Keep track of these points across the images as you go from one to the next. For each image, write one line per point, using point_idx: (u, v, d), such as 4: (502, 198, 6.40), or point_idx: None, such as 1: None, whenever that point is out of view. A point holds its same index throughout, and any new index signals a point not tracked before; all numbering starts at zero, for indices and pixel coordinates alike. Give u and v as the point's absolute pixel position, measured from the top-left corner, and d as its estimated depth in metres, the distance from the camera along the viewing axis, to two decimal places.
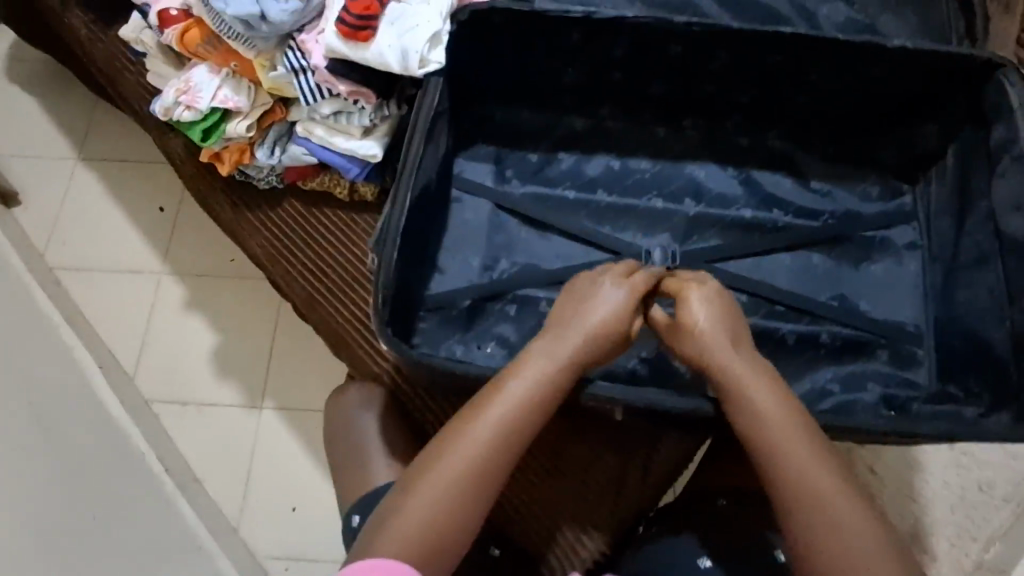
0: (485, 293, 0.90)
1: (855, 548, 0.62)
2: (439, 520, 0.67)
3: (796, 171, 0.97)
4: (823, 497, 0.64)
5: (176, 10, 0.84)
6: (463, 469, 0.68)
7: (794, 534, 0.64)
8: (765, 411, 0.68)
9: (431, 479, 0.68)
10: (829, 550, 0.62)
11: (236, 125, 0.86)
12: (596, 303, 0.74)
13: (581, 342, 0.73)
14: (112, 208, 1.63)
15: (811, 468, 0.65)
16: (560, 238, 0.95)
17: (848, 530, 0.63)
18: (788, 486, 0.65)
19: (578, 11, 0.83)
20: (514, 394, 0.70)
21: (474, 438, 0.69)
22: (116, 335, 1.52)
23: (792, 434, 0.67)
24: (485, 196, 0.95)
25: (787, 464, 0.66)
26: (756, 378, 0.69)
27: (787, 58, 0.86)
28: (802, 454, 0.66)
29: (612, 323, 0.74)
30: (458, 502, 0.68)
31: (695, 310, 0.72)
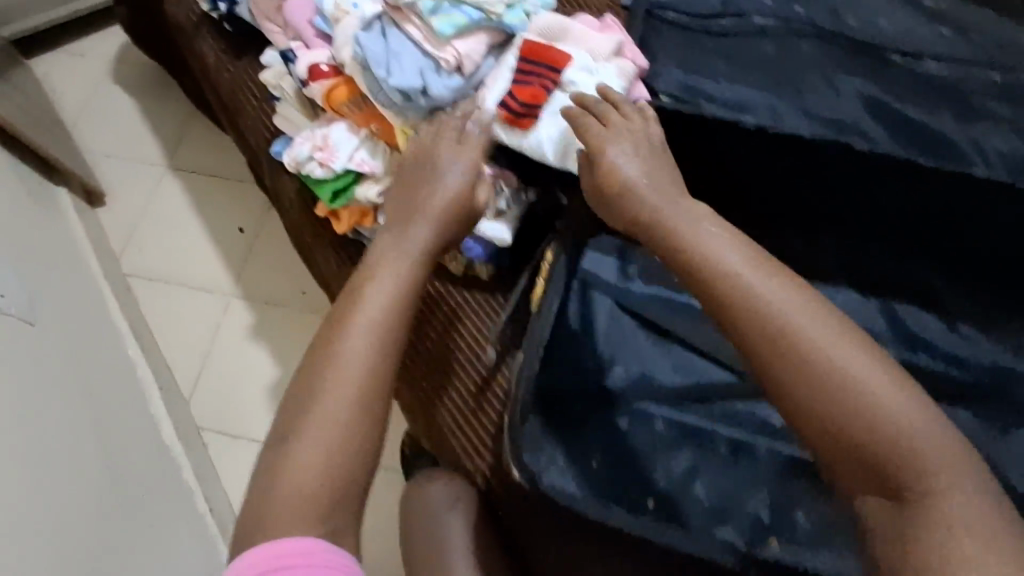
0: (596, 401, 0.83)
1: (901, 423, 0.53)
2: (332, 455, 0.59)
3: (945, 314, 0.89)
4: (846, 370, 0.55)
5: (327, 65, 0.82)
6: (350, 395, 0.61)
7: (829, 436, 0.54)
8: (762, 297, 0.58)
9: (318, 413, 0.60)
10: (869, 433, 0.53)
11: (367, 190, 0.81)
12: (432, 186, 0.69)
13: (419, 242, 0.68)
14: (192, 221, 1.62)
15: (818, 340, 0.56)
16: (681, 349, 0.88)
17: (872, 379, 0.54)
18: (806, 378, 0.55)
19: (749, 124, 0.78)
20: (379, 295, 0.65)
21: (350, 353, 0.62)
22: (177, 352, 1.48)
23: (788, 301, 0.58)
24: (606, 293, 0.89)
25: (793, 353, 0.56)
26: (730, 248, 0.61)
27: (965, 204, 0.79)
28: (809, 326, 0.57)
29: (440, 213, 0.68)
30: (348, 429, 0.60)
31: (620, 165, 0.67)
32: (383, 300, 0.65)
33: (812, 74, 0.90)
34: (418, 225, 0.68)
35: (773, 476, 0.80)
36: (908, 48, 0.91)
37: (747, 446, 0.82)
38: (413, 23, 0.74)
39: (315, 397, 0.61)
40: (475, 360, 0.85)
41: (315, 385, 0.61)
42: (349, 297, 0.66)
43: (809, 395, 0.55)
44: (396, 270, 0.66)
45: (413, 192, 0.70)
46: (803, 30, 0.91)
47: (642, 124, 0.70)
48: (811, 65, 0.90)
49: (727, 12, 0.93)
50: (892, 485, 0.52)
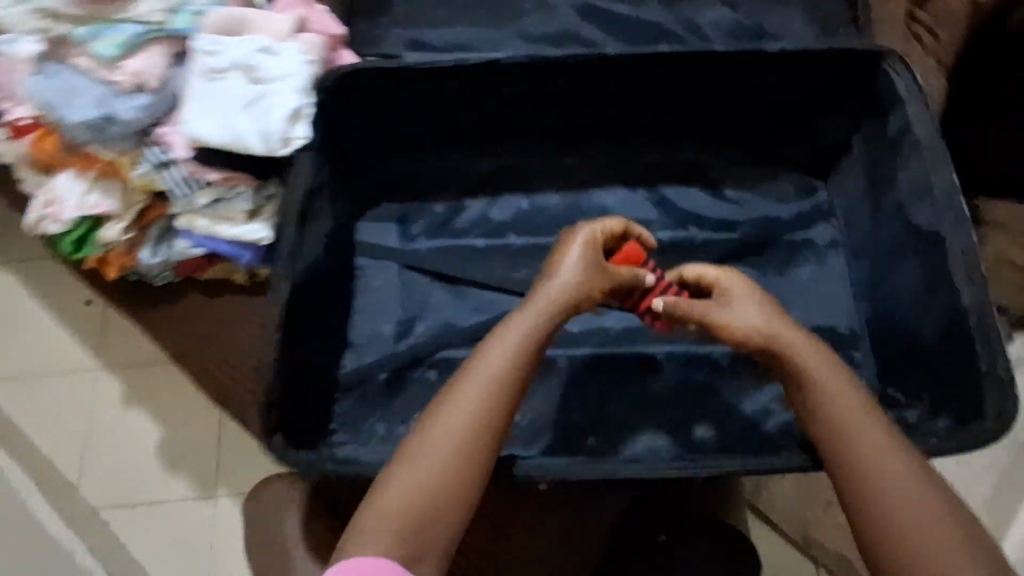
0: (403, 364, 0.85)
1: (926, 515, 0.50)
2: (424, 499, 0.52)
3: (711, 181, 0.94)
4: (888, 460, 0.53)
5: (25, 119, 0.79)
6: (453, 439, 0.54)
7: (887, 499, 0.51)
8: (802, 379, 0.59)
9: (424, 444, 0.54)
10: (906, 511, 0.50)
11: (110, 229, 0.81)
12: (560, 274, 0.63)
13: (568, 290, 0.62)
14: (37, 309, 1.56)
15: (866, 433, 0.55)
16: (475, 289, 0.90)
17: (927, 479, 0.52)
18: (848, 455, 0.54)
19: (448, 61, 0.78)
20: (502, 352, 0.58)
21: (467, 394, 0.55)
22: (55, 441, 1.44)
23: (838, 382, 0.58)
24: (392, 258, 0.90)
25: (824, 416, 0.57)
26: (796, 337, 0.62)
27: (676, 76, 0.82)
28: (840, 409, 0.57)
29: (580, 288, 0.63)
30: (464, 492, 0.53)
31: (736, 305, 0.65)
32: (505, 355, 0.58)
33: None
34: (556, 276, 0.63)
35: (583, 377, 0.85)
36: None
37: (549, 362, 0.85)
38: (81, 56, 0.74)
39: (429, 427, 0.55)
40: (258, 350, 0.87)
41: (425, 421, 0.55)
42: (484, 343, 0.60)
43: (873, 460, 0.53)
44: (538, 308, 0.61)
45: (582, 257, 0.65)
46: None
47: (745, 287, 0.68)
48: None
49: None
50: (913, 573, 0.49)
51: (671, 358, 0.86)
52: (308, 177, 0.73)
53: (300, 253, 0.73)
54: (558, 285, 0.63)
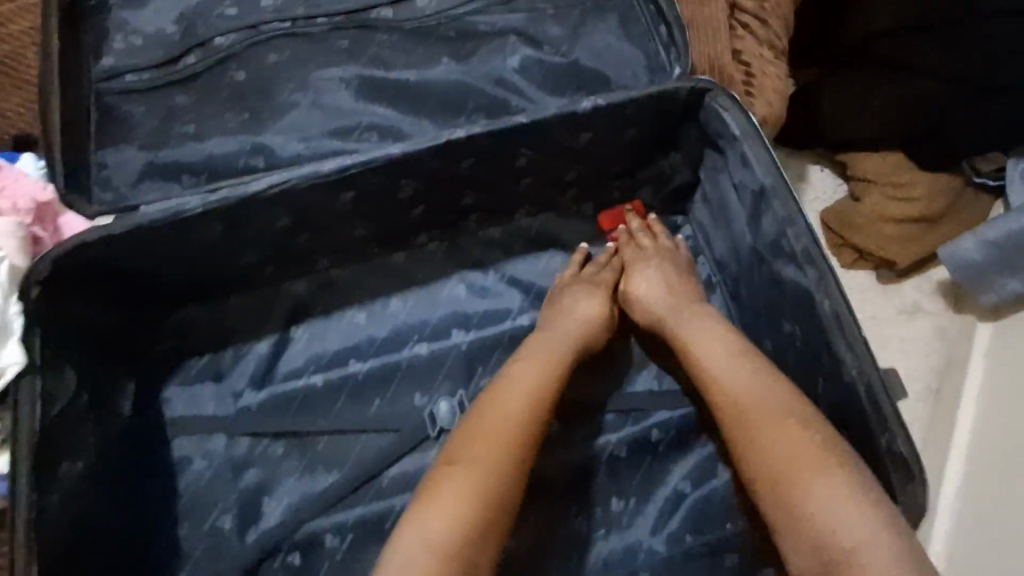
0: (252, 563, 0.70)
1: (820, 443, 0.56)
2: (477, 505, 0.56)
3: (564, 245, 0.83)
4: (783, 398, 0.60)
5: None
6: (502, 450, 0.59)
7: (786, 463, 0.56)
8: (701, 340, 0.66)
9: (476, 454, 0.58)
10: (799, 439, 0.56)
11: None
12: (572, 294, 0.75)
13: (583, 313, 0.73)
14: None
15: (753, 380, 0.61)
16: (324, 440, 0.75)
17: (822, 453, 0.55)
18: (744, 392, 0.61)
19: (194, 206, 0.63)
20: (534, 369, 0.66)
21: (506, 399, 0.63)
22: None
23: (740, 365, 0.63)
24: (213, 430, 0.74)
25: (716, 365, 0.63)
26: (692, 309, 0.70)
27: (482, 155, 0.70)
28: (730, 367, 0.63)
29: (587, 325, 0.72)
30: (499, 489, 0.57)
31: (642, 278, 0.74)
32: (537, 372, 0.66)
33: (295, 85, 0.76)
34: (578, 296, 0.74)
35: None
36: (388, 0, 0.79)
37: None
38: None
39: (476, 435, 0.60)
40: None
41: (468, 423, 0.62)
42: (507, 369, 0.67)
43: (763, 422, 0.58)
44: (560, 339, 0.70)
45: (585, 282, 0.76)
46: (272, 36, 0.78)
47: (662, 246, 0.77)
48: (291, 73, 0.76)
49: (183, 53, 0.77)
50: (805, 484, 0.54)
51: (563, 469, 0.74)
52: (39, 410, 0.56)
53: (55, 503, 0.57)
54: (570, 322, 0.73)
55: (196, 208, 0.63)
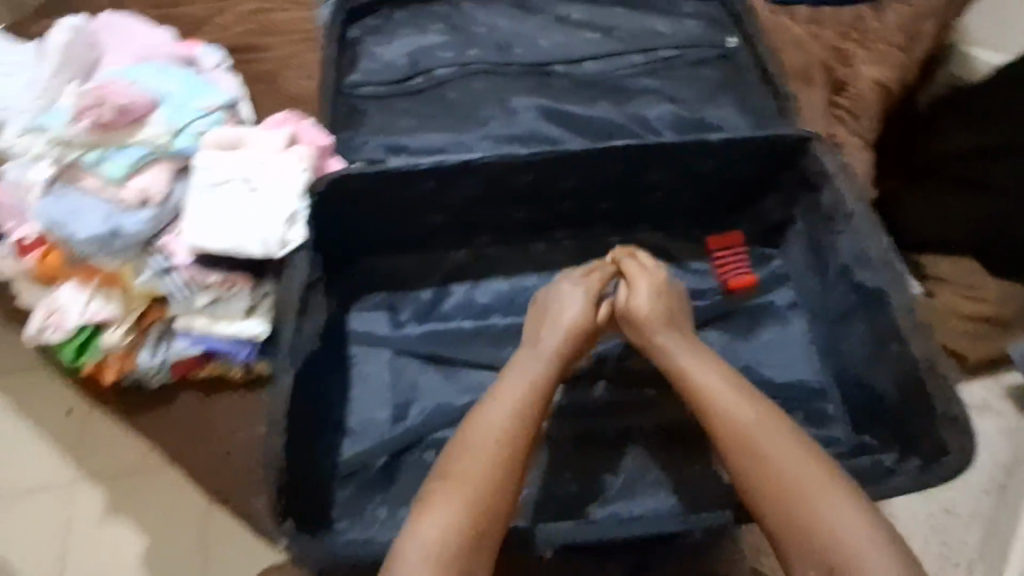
0: (399, 448, 0.87)
1: (814, 480, 0.65)
2: (472, 514, 0.66)
3: (674, 258, 1.01)
4: (763, 426, 0.70)
5: (33, 238, 0.84)
6: (489, 467, 0.69)
7: (771, 489, 0.67)
8: (708, 389, 0.75)
9: (460, 475, 0.68)
10: (795, 483, 0.66)
11: (111, 335, 0.84)
12: (564, 310, 0.84)
13: (567, 326, 0.83)
14: (16, 429, 1.52)
15: (756, 410, 0.72)
16: (467, 370, 0.94)
17: (798, 472, 0.66)
18: (734, 421, 0.72)
19: (424, 164, 0.86)
20: (515, 386, 0.76)
21: (492, 417, 0.73)
22: (35, 560, 1.39)
23: (727, 400, 0.73)
24: (382, 344, 0.94)
25: (719, 394, 0.74)
26: (682, 344, 0.81)
27: (630, 166, 0.92)
28: (726, 398, 0.74)
29: (567, 342, 0.82)
30: (492, 493, 0.68)
31: (638, 298, 0.85)
32: (520, 388, 0.76)
33: (488, 104, 1.02)
34: (566, 311, 0.84)
35: (574, 452, 0.89)
36: (565, 58, 1.07)
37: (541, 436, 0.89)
38: (88, 177, 0.77)
39: (462, 455, 0.70)
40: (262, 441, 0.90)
41: (459, 443, 0.71)
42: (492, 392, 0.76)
43: (752, 454, 0.69)
44: (543, 360, 0.79)
45: (573, 309, 0.85)
46: (477, 70, 1.06)
47: (652, 265, 0.88)
48: (486, 95, 1.03)
49: (412, 75, 1.06)
50: (795, 500, 0.65)
51: (654, 425, 0.90)
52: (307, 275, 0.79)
53: (302, 344, 0.77)
54: (552, 339, 0.82)
55: (426, 165, 0.86)
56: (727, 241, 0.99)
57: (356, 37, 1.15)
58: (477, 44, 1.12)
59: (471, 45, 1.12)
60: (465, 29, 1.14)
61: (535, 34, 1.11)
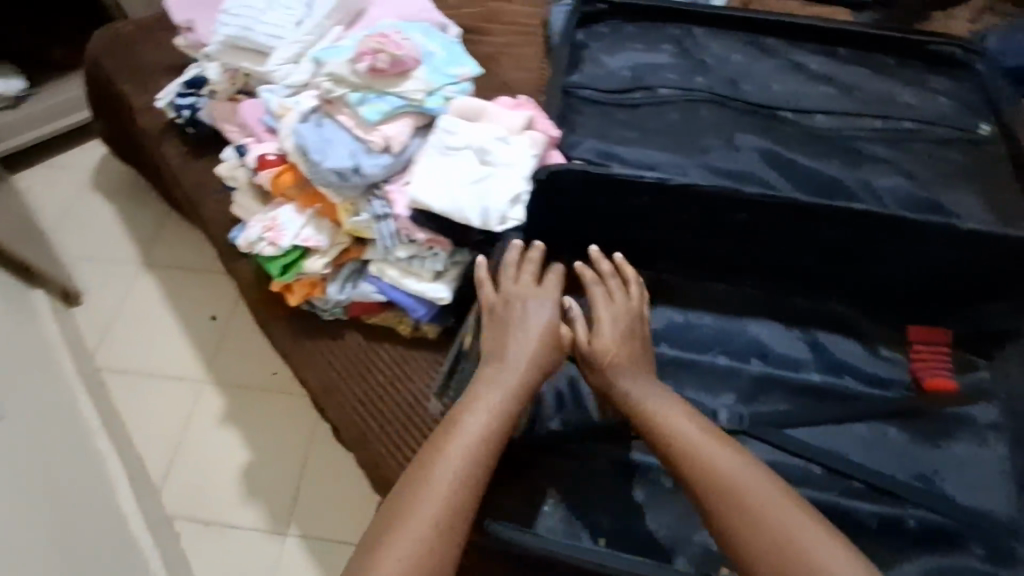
0: (542, 448, 0.86)
1: (792, 530, 0.65)
2: (432, 540, 0.68)
3: (863, 337, 0.94)
4: (739, 476, 0.69)
5: (274, 155, 0.91)
6: (452, 488, 0.70)
7: (746, 553, 0.65)
8: (676, 436, 0.74)
9: (423, 498, 0.70)
10: (776, 545, 0.64)
11: (313, 261, 0.89)
12: (528, 326, 0.82)
13: (532, 344, 0.81)
14: (165, 321, 1.67)
15: (727, 457, 0.71)
16: None
17: (777, 523, 0.65)
18: (706, 473, 0.70)
19: (651, 179, 0.87)
20: (479, 414, 0.75)
21: (457, 444, 0.73)
22: (150, 443, 1.50)
23: (701, 450, 0.72)
24: None
25: (688, 441, 0.73)
26: (647, 388, 0.79)
27: (856, 232, 0.88)
28: (700, 446, 0.72)
29: (536, 363, 0.80)
30: (448, 517, 0.69)
31: (603, 330, 0.83)
32: (483, 415, 0.75)
33: (711, 135, 1.00)
34: (535, 324, 0.82)
35: None
36: (797, 106, 1.03)
37: None
38: (343, 113, 0.82)
39: (422, 484, 0.71)
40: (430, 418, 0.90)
41: (423, 469, 0.72)
42: (459, 409, 0.77)
43: (725, 515, 0.67)
44: (506, 386, 0.78)
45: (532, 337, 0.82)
46: (703, 98, 1.04)
47: (617, 293, 0.87)
48: (709, 126, 1.01)
49: (635, 88, 1.07)
50: (773, 554, 0.64)
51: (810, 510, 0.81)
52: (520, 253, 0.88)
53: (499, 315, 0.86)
54: (514, 357, 0.80)
55: (652, 181, 0.87)
56: (927, 335, 0.92)
57: (584, 41, 1.17)
58: (705, 72, 1.10)
59: (699, 72, 1.10)
60: (696, 57, 1.13)
61: (769, 75, 1.08)
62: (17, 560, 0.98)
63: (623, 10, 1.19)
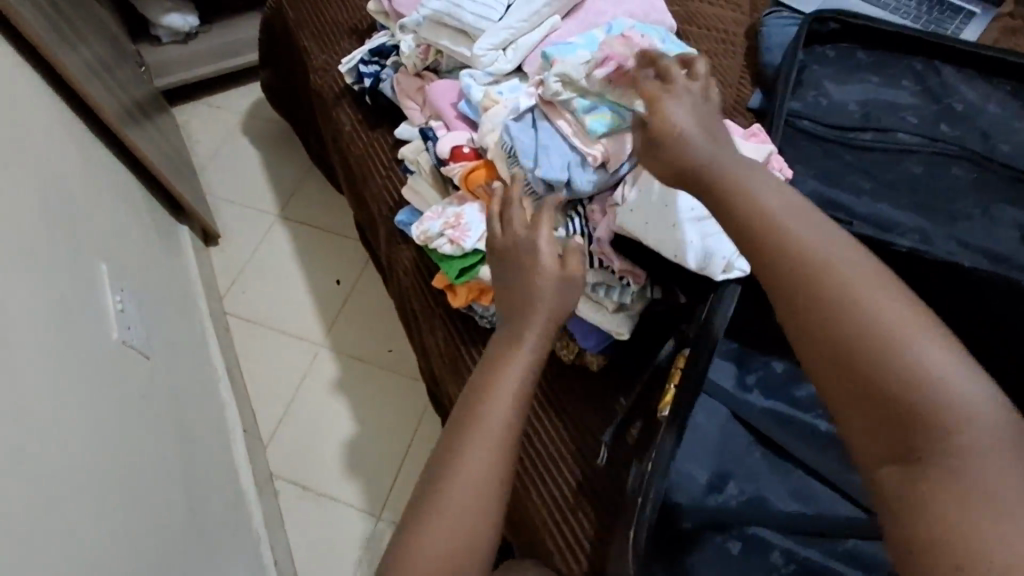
0: (710, 520, 0.76)
1: (907, 326, 0.50)
2: (469, 531, 0.59)
3: None
4: (845, 269, 0.54)
5: (469, 148, 0.85)
6: (490, 464, 0.61)
7: (849, 348, 0.51)
8: (772, 213, 0.58)
9: (460, 482, 0.60)
10: (874, 336, 0.51)
11: (493, 269, 0.82)
12: (537, 255, 0.70)
13: (556, 282, 0.69)
14: (291, 275, 1.68)
15: (834, 245, 0.56)
16: (802, 475, 0.81)
17: (890, 316, 0.51)
18: (804, 255, 0.55)
19: None
20: (510, 377, 0.65)
21: (489, 415, 0.63)
22: (261, 395, 1.52)
23: (800, 236, 0.57)
24: (723, 400, 0.85)
25: (785, 216, 0.58)
26: (732, 162, 0.63)
27: None
28: (802, 229, 0.57)
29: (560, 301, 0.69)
30: (484, 497, 0.61)
31: (674, 110, 0.65)
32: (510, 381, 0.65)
33: (959, 201, 0.87)
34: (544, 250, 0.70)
35: None
36: None
37: None
38: (564, 119, 0.76)
39: (454, 465, 0.61)
40: (582, 458, 0.81)
41: (453, 445, 0.62)
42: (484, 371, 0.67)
43: (825, 305, 0.53)
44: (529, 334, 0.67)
45: (470, 429, 0.63)
46: (950, 153, 0.90)
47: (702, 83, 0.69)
48: (957, 191, 0.88)
49: (866, 128, 0.94)
50: (886, 345, 0.50)
51: None
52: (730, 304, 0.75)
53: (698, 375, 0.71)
54: (537, 292, 0.68)
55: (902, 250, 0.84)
56: None
57: (806, 63, 1.04)
58: (953, 121, 0.95)
59: (944, 120, 0.95)
60: (942, 100, 0.97)
61: None
62: (150, 497, 1.00)
63: (857, 33, 1.04)
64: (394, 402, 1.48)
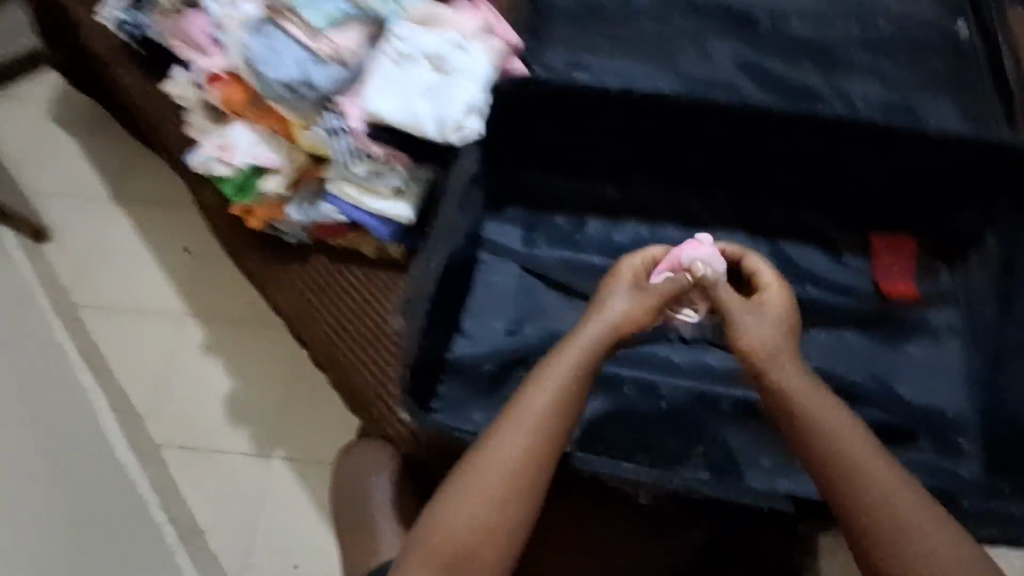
0: (510, 361, 0.88)
1: (918, 514, 0.58)
2: (491, 517, 0.62)
3: (832, 247, 0.96)
4: (866, 447, 0.61)
5: (222, 72, 0.87)
6: (519, 464, 0.63)
7: (851, 512, 0.59)
8: (803, 408, 0.64)
9: (486, 468, 0.63)
10: (884, 514, 0.58)
11: (270, 182, 0.87)
12: (607, 301, 0.72)
13: (618, 307, 0.71)
14: (138, 255, 1.65)
15: (850, 424, 0.63)
16: (588, 306, 0.92)
17: (892, 492, 0.59)
18: (841, 445, 0.61)
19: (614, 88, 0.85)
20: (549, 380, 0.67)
21: (530, 406, 0.66)
22: (132, 375, 1.51)
23: (832, 421, 0.63)
24: (512, 258, 0.95)
25: (813, 405, 0.63)
26: (792, 365, 0.66)
27: (822, 139, 0.87)
28: (826, 415, 0.63)
29: (629, 317, 0.72)
30: (506, 486, 0.63)
31: (745, 320, 0.69)
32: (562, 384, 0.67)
33: (685, 42, 0.98)
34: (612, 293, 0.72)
35: None
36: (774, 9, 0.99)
37: None
38: (292, 22, 0.82)
39: (481, 451, 0.64)
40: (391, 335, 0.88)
41: (488, 437, 0.65)
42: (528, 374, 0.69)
43: (852, 486, 0.59)
44: (593, 331, 0.70)
45: (511, 420, 0.65)
46: (677, 3, 1.00)
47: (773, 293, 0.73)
48: (686, 34, 0.98)
49: None
50: (894, 524, 0.57)
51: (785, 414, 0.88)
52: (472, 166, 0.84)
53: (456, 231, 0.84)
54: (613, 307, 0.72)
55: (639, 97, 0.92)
56: (892, 244, 0.95)
57: None
58: None
59: None
60: None
61: None
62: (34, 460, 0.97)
63: None
64: (266, 353, 1.50)
